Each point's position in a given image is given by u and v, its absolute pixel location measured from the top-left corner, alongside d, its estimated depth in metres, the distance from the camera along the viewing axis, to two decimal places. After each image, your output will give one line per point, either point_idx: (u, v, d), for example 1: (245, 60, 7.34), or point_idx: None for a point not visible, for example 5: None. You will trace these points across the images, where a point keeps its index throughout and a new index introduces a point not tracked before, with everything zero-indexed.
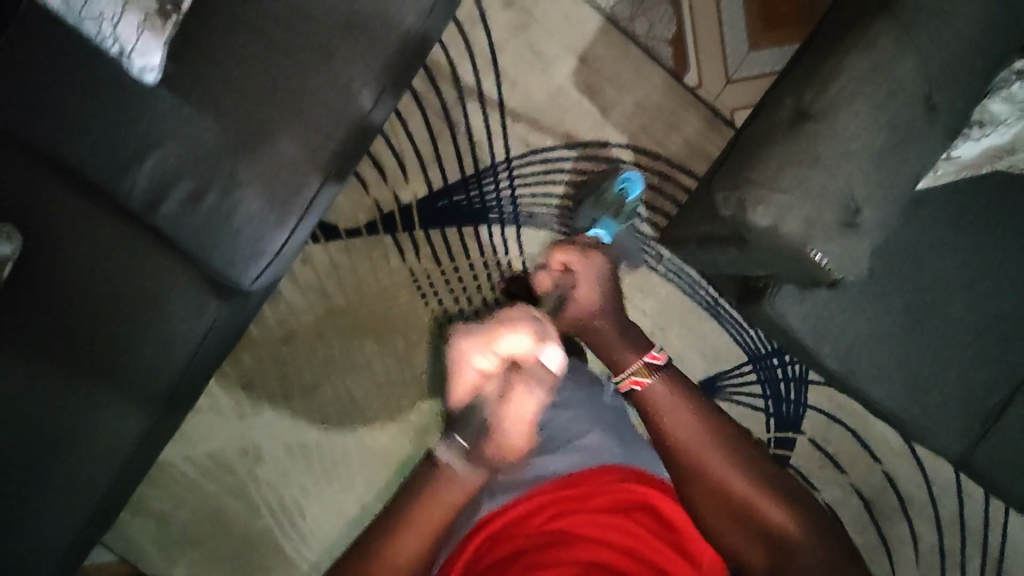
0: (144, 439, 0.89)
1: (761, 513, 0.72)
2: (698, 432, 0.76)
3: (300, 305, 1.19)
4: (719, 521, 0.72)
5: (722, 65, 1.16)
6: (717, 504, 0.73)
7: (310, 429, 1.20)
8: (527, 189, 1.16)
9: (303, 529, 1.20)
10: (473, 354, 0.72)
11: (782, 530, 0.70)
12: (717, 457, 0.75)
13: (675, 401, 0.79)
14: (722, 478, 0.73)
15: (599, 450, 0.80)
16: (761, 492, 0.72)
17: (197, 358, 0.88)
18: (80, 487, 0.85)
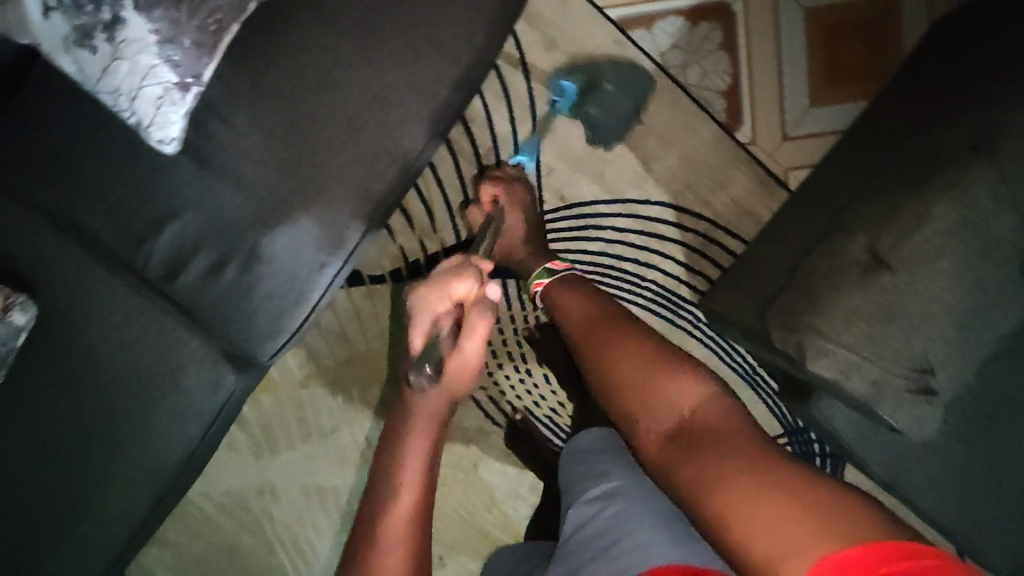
0: (156, 507, 0.86)
1: (651, 385, 0.73)
2: (596, 314, 0.84)
3: (321, 349, 1.15)
4: (627, 402, 0.74)
5: (779, 121, 1.08)
6: (622, 385, 0.75)
7: (327, 474, 1.18)
8: (560, 244, 1.10)
9: (317, 570, 1.20)
10: (441, 305, 0.73)
11: (677, 405, 0.71)
12: (625, 338, 0.79)
13: (570, 292, 0.89)
14: (625, 352, 0.77)
15: (646, 546, 0.68)
16: (658, 359, 0.75)
17: (213, 431, 0.85)
18: (92, 552, 0.84)
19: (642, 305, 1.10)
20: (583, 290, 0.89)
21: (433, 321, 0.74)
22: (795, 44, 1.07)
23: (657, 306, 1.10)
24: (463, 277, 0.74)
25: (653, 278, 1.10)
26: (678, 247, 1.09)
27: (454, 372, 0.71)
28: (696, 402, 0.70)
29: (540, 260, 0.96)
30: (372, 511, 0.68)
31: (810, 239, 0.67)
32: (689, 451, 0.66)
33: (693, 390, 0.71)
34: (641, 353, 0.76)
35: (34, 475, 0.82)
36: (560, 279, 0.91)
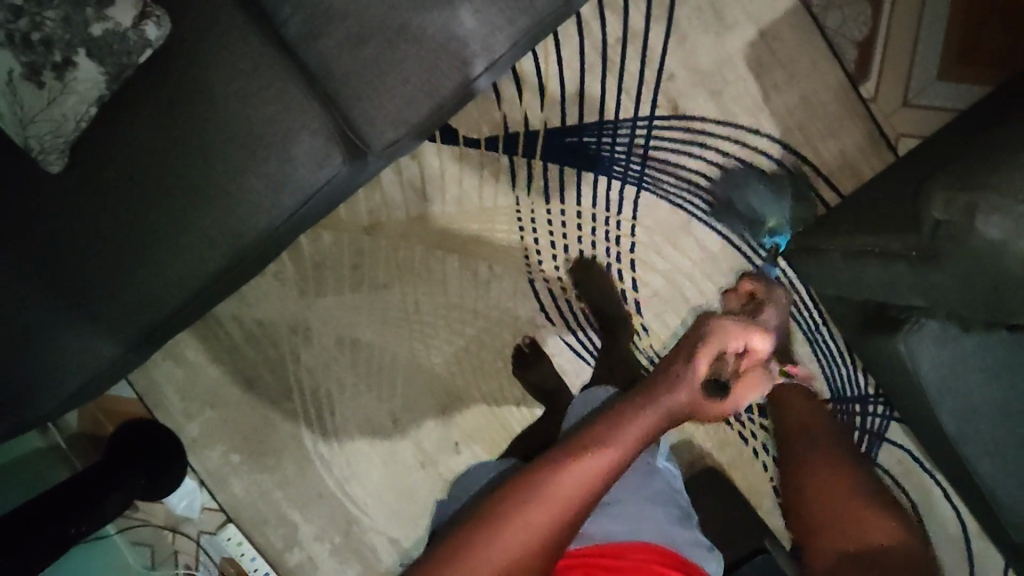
0: (227, 271, 0.84)
1: (863, 517, 0.73)
2: (825, 429, 0.88)
3: (396, 200, 1.13)
4: (811, 514, 0.77)
5: (903, 86, 1.07)
6: (816, 489, 0.78)
7: (366, 329, 1.15)
8: (661, 153, 1.09)
9: (329, 426, 1.17)
10: (733, 346, 0.72)
11: (887, 546, 0.69)
12: (839, 471, 0.80)
13: (797, 396, 0.95)
14: (817, 460, 0.82)
15: (597, 530, 0.69)
16: (845, 469, 0.80)
17: (302, 212, 0.83)
18: (160, 291, 0.84)
19: (724, 235, 1.10)
20: (805, 396, 0.94)
21: (721, 352, 0.72)
22: (941, 12, 1.06)
23: (740, 239, 1.10)
24: (767, 334, 0.73)
25: (743, 211, 1.10)
26: (776, 186, 1.09)
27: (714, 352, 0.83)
28: (889, 540, 0.70)
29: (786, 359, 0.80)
30: (499, 501, 0.60)
31: (993, 131, 0.77)
32: (863, 571, 0.66)
33: (890, 533, 0.71)
34: (843, 480, 0.78)
35: (124, 203, 0.82)
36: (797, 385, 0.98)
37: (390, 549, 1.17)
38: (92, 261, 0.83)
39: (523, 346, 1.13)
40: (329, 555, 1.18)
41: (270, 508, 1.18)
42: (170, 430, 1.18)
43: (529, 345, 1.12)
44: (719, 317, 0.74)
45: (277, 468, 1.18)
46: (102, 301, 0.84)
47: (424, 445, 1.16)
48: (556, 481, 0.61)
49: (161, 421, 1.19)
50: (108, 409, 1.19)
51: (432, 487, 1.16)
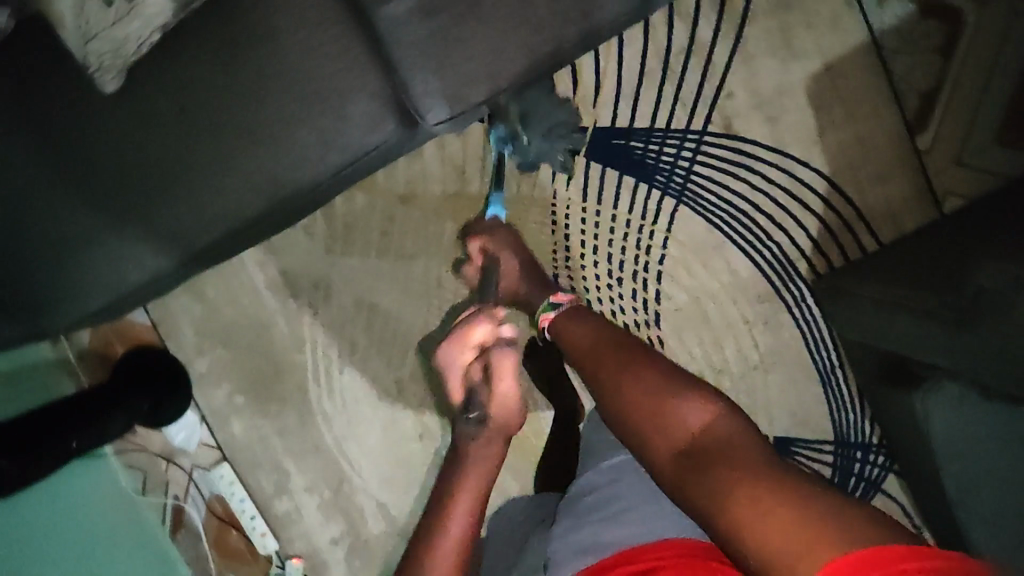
0: (265, 215, 0.86)
1: (658, 406, 0.59)
2: (599, 340, 0.71)
3: (435, 173, 1.12)
4: (642, 436, 0.60)
5: (961, 143, 1.06)
6: (629, 408, 0.61)
7: (385, 295, 1.15)
8: (705, 170, 1.08)
9: (335, 385, 1.18)
10: (467, 357, 0.75)
11: (707, 427, 0.57)
12: (642, 379, 0.62)
13: (575, 321, 0.76)
14: (636, 374, 0.63)
15: (617, 538, 0.72)
16: (665, 389, 0.60)
17: (349, 170, 0.84)
18: (196, 223, 0.85)
19: (755, 261, 1.10)
20: (575, 317, 0.77)
21: (461, 372, 0.76)
22: (1016, 70, 1.02)
23: (771, 269, 1.10)
24: (483, 321, 0.74)
25: (778, 240, 1.09)
26: (815, 222, 1.09)
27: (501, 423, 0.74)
28: (709, 427, 0.57)
29: (543, 296, 0.87)
30: None
31: None
32: (705, 469, 0.54)
33: (700, 408, 0.58)
34: (671, 387, 0.60)
35: (173, 135, 0.83)
36: (568, 309, 0.80)
37: (377, 513, 1.20)
38: (133, 185, 0.84)
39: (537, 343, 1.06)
40: (317, 508, 1.21)
41: (265, 453, 1.21)
42: (179, 363, 1.19)
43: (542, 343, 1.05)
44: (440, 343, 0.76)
45: (278, 416, 1.20)
46: (137, 228, 0.85)
47: (424, 419, 1.17)
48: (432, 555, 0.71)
49: (171, 351, 1.20)
50: (120, 332, 1.20)
51: (427, 459, 1.18)
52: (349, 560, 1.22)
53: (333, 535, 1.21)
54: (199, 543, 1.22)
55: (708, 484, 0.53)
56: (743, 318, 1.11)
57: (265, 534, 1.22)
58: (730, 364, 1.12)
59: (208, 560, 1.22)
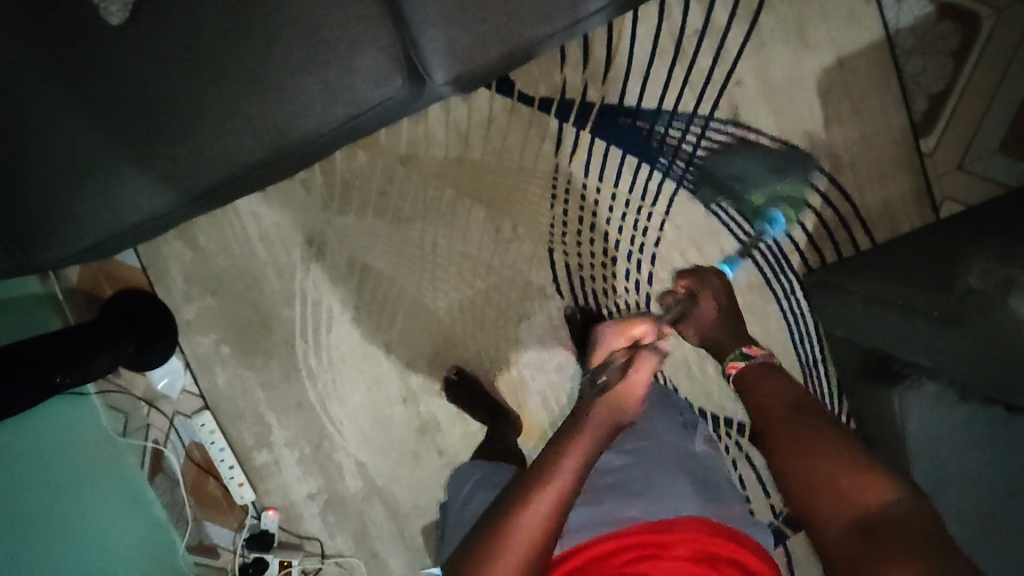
0: (265, 161, 0.86)
1: (847, 481, 0.68)
2: (781, 395, 0.81)
3: (438, 138, 1.12)
4: (810, 491, 0.70)
5: (962, 149, 1.06)
6: (802, 460, 0.72)
7: (379, 256, 1.15)
8: (709, 155, 1.08)
9: (322, 343, 1.18)
10: (618, 340, 0.84)
11: (895, 519, 0.63)
12: (836, 454, 0.70)
13: (764, 380, 0.83)
14: (820, 442, 0.72)
15: (645, 513, 0.73)
16: (846, 465, 0.69)
17: (352, 124, 0.84)
18: (192, 164, 0.85)
19: (749, 250, 1.10)
20: (770, 372, 0.85)
21: (608, 349, 0.84)
22: None
23: (764, 260, 1.10)
24: (646, 319, 0.84)
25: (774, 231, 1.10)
26: (812, 217, 1.09)
27: (615, 390, 0.76)
28: (905, 519, 0.63)
29: (735, 344, 0.92)
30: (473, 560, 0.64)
31: None
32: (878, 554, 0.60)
33: (886, 493, 0.66)
34: (853, 466, 0.68)
35: (174, 71, 0.81)
36: (758, 366, 0.86)
37: (355, 471, 1.21)
38: (128, 118, 0.83)
39: (451, 376, 1.16)
40: (296, 463, 1.22)
41: (247, 405, 1.21)
42: (166, 308, 1.19)
43: (455, 374, 1.17)
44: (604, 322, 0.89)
45: (263, 369, 1.20)
46: (133, 164, 0.84)
47: (410, 382, 1.18)
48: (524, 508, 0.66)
49: (159, 296, 1.20)
50: (108, 272, 1.20)
51: (409, 422, 1.19)
52: (324, 516, 1.23)
53: (310, 490, 1.22)
54: (176, 491, 1.22)
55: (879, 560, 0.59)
56: None
57: (243, 485, 1.22)
58: None
59: (184, 506, 1.23)
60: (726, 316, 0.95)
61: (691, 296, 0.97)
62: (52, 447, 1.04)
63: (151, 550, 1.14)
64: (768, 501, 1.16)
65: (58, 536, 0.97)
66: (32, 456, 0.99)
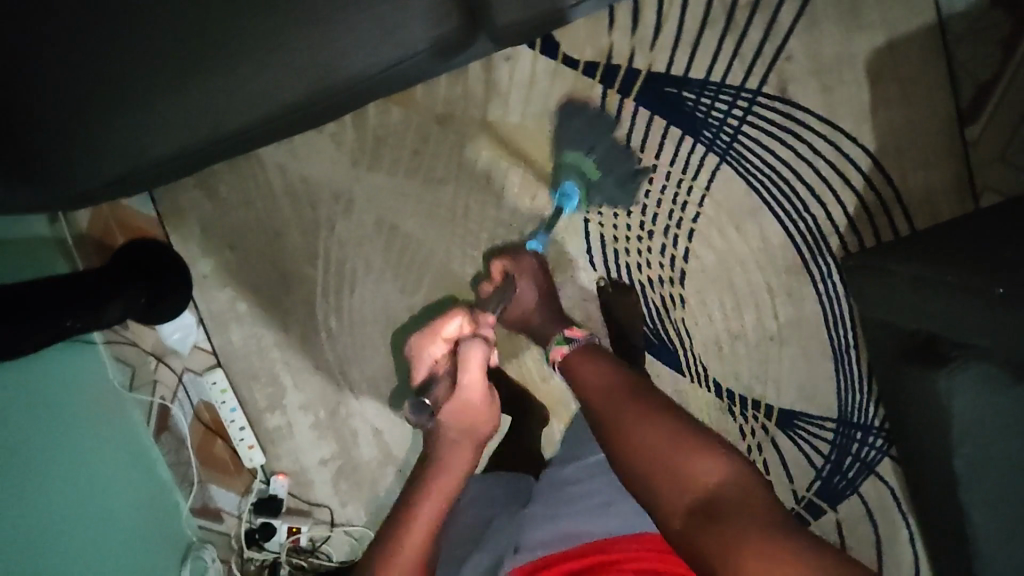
0: (307, 102, 0.82)
1: (670, 457, 0.68)
2: (622, 391, 0.80)
3: (476, 98, 1.08)
4: (648, 474, 0.68)
5: (1006, 138, 1.05)
6: (637, 459, 0.70)
7: (409, 216, 1.11)
8: (753, 132, 1.07)
9: (343, 304, 1.14)
10: (436, 348, 0.93)
11: (704, 471, 0.65)
12: (653, 428, 0.72)
13: (585, 364, 0.88)
14: (644, 429, 0.72)
15: (598, 531, 0.77)
16: (660, 427, 0.72)
17: (402, 66, 0.80)
18: (227, 103, 0.80)
19: (788, 230, 1.09)
20: (589, 357, 0.88)
21: (432, 359, 0.95)
22: None
23: (803, 240, 1.09)
24: (456, 316, 0.92)
25: (814, 212, 1.09)
26: (853, 199, 1.08)
27: (456, 410, 0.92)
28: (714, 480, 0.65)
29: (558, 327, 0.96)
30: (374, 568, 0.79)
31: None
32: (704, 522, 0.61)
33: (716, 467, 0.66)
34: (677, 439, 0.69)
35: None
36: (580, 348, 0.91)
37: (371, 439, 1.18)
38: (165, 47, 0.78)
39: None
40: (309, 427, 1.18)
41: (262, 365, 1.17)
42: (182, 260, 1.14)
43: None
44: (419, 330, 0.96)
45: (280, 328, 1.16)
46: (167, 98, 0.79)
47: None
48: (400, 543, 0.80)
49: (175, 247, 1.15)
50: (121, 219, 1.14)
51: None
52: (336, 483, 1.20)
53: (323, 456, 1.19)
54: (182, 451, 1.18)
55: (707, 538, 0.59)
56: (767, 287, 1.10)
57: (253, 447, 1.18)
58: (747, 331, 1.12)
59: (190, 468, 1.18)
60: (547, 292, 1.01)
61: (514, 280, 1.01)
62: (57, 403, 0.99)
63: (145, 523, 1.07)
64: (790, 485, 1.16)
65: (51, 497, 0.91)
66: (34, 411, 0.94)
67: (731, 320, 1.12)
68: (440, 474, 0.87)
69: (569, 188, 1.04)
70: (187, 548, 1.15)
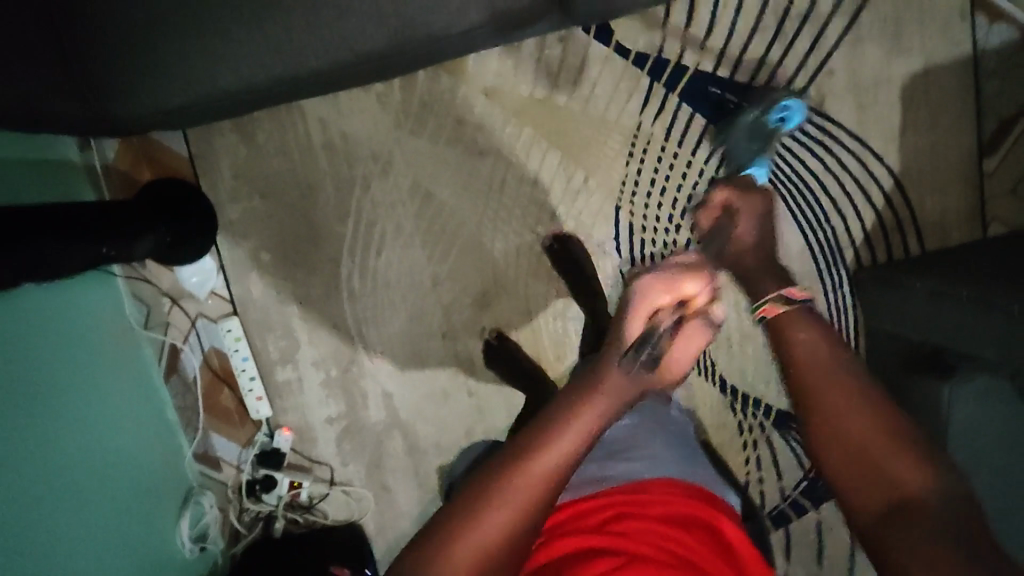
0: (377, 55, 0.83)
1: (874, 452, 0.59)
2: (824, 358, 0.67)
3: (526, 75, 1.09)
4: (844, 467, 0.60)
5: (1019, 174, 1.11)
6: (847, 447, 0.60)
7: (444, 184, 1.12)
8: (788, 141, 1.11)
9: (369, 264, 1.15)
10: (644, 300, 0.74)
11: (902, 469, 0.57)
12: (861, 417, 0.61)
13: (800, 327, 0.72)
14: (840, 405, 0.62)
15: (625, 473, 0.72)
16: (864, 389, 0.63)
17: (476, 30, 0.82)
18: (297, 48, 0.81)
19: (807, 239, 1.14)
20: (800, 322, 0.72)
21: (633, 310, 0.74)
22: None
23: (819, 249, 1.14)
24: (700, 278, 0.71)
25: (834, 224, 1.13)
26: (872, 216, 1.13)
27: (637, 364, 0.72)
28: (894, 435, 0.59)
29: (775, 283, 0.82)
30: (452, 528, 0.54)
31: None
32: (874, 481, 0.58)
33: (919, 469, 0.56)
34: (882, 430, 0.60)
35: None
36: (794, 311, 0.73)
37: (380, 401, 1.19)
38: None
39: (492, 341, 1.16)
40: (319, 384, 1.18)
41: (279, 317, 1.17)
42: (209, 203, 1.13)
43: (496, 340, 1.16)
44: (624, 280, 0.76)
45: (301, 282, 1.15)
46: (239, 31, 0.79)
47: (453, 318, 1.16)
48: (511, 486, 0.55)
49: (203, 189, 1.13)
50: (151, 155, 1.13)
51: (444, 358, 1.17)
52: (340, 442, 1.20)
53: (329, 414, 1.19)
54: (188, 396, 1.17)
55: (875, 499, 0.57)
56: None
57: (261, 399, 1.18)
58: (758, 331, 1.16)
59: (194, 414, 1.18)
60: (765, 234, 0.93)
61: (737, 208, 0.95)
62: (64, 344, 0.95)
63: (154, 457, 1.08)
64: (779, 483, 1.19)
65: (54, 446, 0.88)
66: (38, 352, 0.89)
67: (744, 319, 1.16)
68: (600, 394, 0.62)
69: (789, 103, 1.05)
70: (187, 492, 1.14)
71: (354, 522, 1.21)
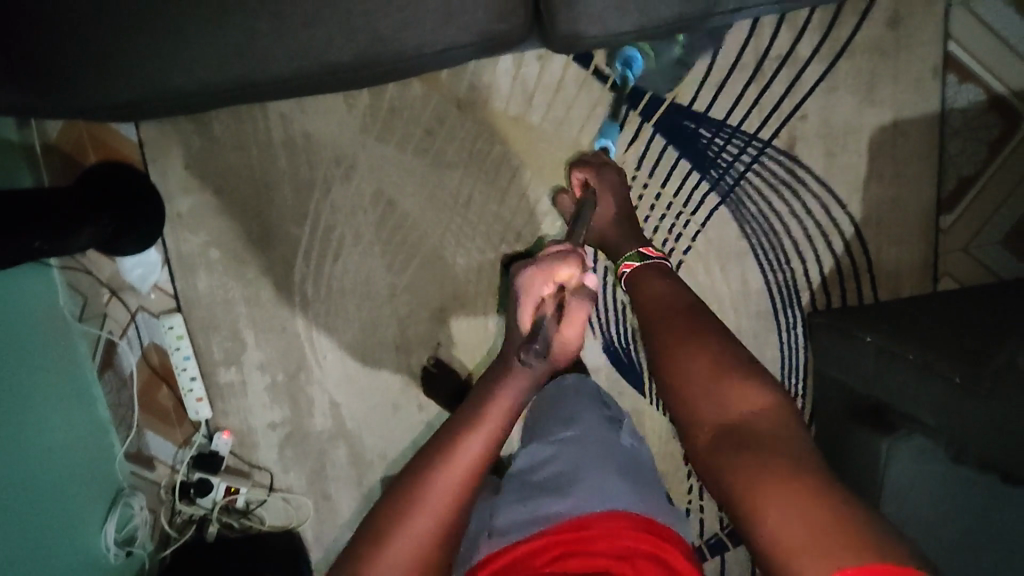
0: (346, 69, 0.79)
1: (707, 379, 0.62)
2: (673, 301, 0.72)
3: (500, 91, 1.07)
4: (683, 389, 0.64)
5: (973, 232, 1.13)
6: (684, 366, 0.64)
7: (408, 194, 1.09)
8: (756, 180, 1.11)
9: (324, 270, 1.11)
10: (541, 288, 0.66)
11: (747, 399, 0.61)
12: (703, 347, 0.65)
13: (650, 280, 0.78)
14: (691, 348, 0.65)
15: (565, 505, 0.67)
16: (725, 370, 0.63)
17: (452, 52, 0.79)
18: (261, 53, 0.76)
19: (767, 279, 1.14)
20: (657, 277, 0.78)
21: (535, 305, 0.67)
22: None
23: (778, 290, 1.15)
24: (573, 260, 0.67)
25: (794, 267, 1.14)
26: (831, 261, 1.14)
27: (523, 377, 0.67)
28: (763, 414, 0.59)
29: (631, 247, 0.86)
30: None
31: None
32: (743, 455, 0.57)
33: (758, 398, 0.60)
34: (717, 368, 0.63)
35: None
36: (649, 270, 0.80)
37: (326, 409, 1.16)
38: None
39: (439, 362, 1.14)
40: (264, 388, 1.15)
41: (226, 317, 1.12)
42: (158, 193, 1.07)
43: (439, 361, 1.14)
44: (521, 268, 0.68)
45: (251, 283, 1.11)
46: (199, 31, 0.75)
47: (408, 331, 1.13)
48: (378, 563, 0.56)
49: (152, 179, 1.08)
50: (97, 138, 1.06)
51: (395, 371, 1.14)
52: (282, 448, 1.17)
53: (272, 419, 1.16)
54: (123, 391, 1.13)
55: (761, 471, 0.54)
56: (736, 328, 1.16)
57: (201, 401, 1.13)
58: None
59: (129, 411, 1.14)
60: (622, 206, 0.93)
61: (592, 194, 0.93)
62: None
63: (82, 457, 1.04)
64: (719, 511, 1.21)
65: None
66: None
67: None
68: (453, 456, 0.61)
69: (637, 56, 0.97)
70: (116, 492, 1.10)
71: (292, 529, 1.18)
